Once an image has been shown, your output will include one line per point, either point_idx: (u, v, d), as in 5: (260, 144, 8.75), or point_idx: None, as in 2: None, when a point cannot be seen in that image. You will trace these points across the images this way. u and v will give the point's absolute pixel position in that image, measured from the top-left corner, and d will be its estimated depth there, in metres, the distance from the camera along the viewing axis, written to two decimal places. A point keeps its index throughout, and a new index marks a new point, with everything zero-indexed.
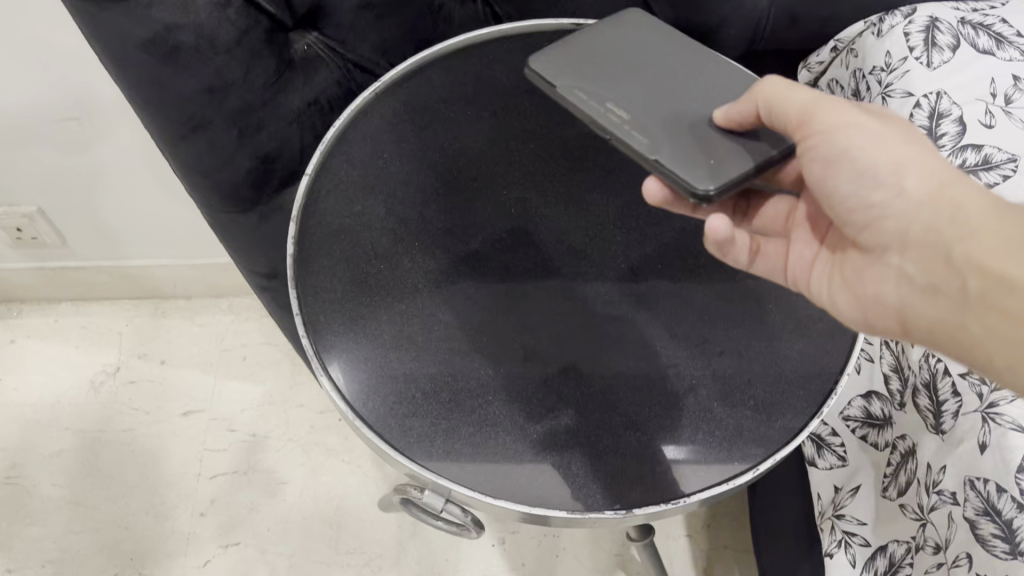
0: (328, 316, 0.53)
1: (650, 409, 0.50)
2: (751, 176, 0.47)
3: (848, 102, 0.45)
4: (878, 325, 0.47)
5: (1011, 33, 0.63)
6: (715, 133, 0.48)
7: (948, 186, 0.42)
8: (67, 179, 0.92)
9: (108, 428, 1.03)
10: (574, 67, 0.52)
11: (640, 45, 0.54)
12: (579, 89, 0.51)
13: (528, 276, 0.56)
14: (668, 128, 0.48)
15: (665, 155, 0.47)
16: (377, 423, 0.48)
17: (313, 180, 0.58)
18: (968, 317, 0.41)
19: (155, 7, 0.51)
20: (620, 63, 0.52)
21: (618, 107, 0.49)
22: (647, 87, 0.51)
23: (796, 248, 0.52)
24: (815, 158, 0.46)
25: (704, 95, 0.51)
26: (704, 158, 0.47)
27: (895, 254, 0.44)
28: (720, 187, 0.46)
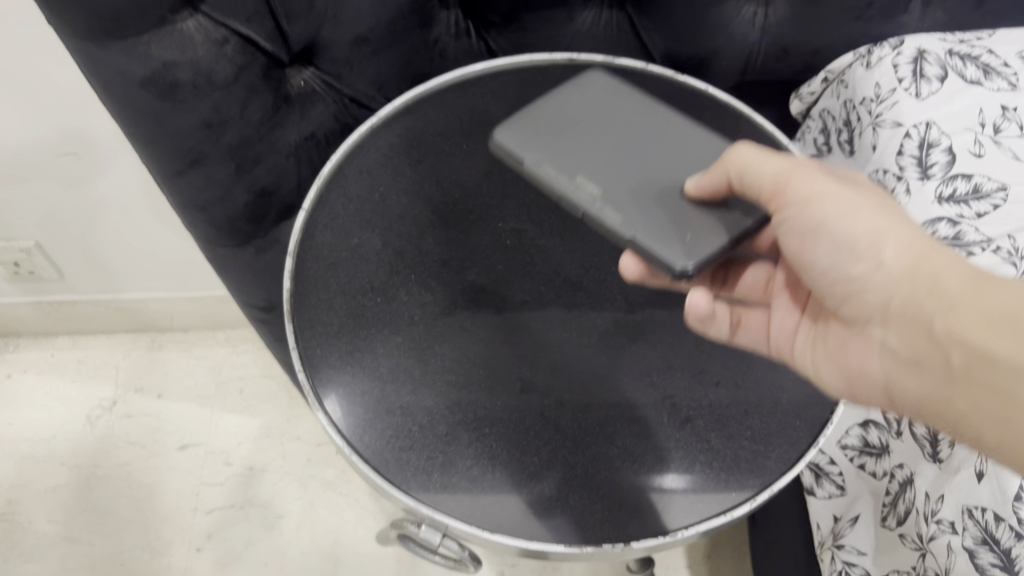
0: (325, 350, 0.53)
1: (648, 441, 0.50)
2: (727, 249, 0.48)
3: (819, 172, 0.46)
4: (864, 398, 0.46)
5: (998, 63, 0.64)
6: (686, 203, 0.50)
7: (927, 259, 0.42)
8: (65, 214, 0.93)
9: (104, 463, 1.03)
10: (537, 137, 0.53)
11: (604, 109, 0.55)
12: (545, 163, 0.52)
13: (524, 307, 0.56)
14: (638, 201, 0.50)
15: (640, 234, 0.48)
16: (374, 457, 0.48)
17: (310, 215, 0.59)
18: (952, 391, 0.40)
19: (154, 45, 0.52)
20: (586, 131, 0.53)
21: (589, 182, 0.50)
22: (614, 157, 0.52)
23: (777, 317, 0.54)
24: (792, 229, 0.47)
25: (671, 160, 0.53)
26: (679, 233, 0.48)
27: (878, 327, 0.44)
28: (698, 264, 0.47)
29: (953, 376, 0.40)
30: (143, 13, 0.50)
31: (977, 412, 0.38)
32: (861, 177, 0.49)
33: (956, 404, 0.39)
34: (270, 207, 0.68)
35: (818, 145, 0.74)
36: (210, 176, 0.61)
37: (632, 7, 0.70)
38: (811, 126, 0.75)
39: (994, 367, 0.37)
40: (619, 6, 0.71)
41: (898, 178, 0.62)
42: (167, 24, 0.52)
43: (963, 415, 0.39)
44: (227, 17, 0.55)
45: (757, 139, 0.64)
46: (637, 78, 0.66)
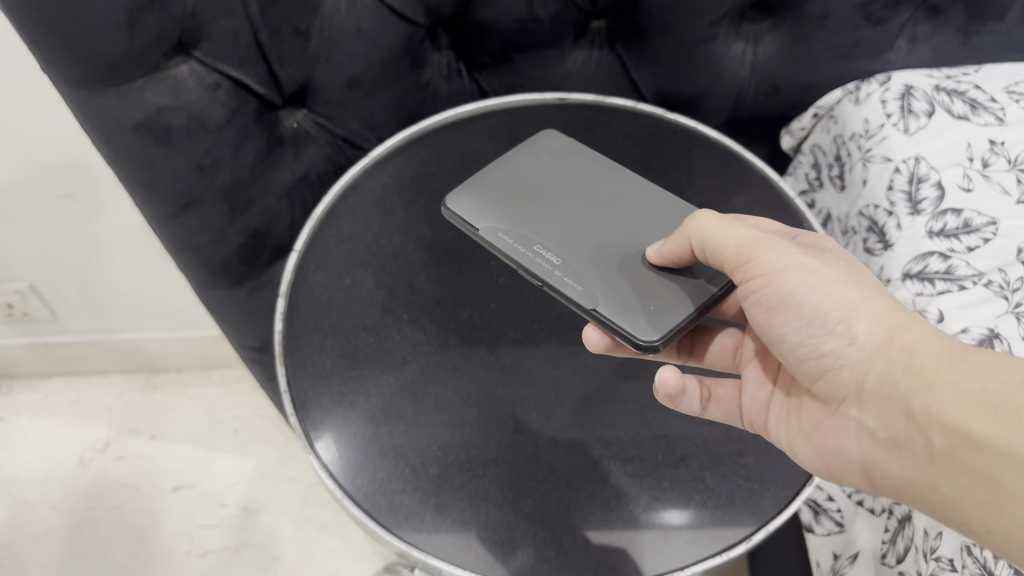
0: (317, 392, 0.52)
1: (643, 480, 0.50)
2: (693, 320, 0.48)
3: (780, 243, 0.46)
4: (843, 476, 0.46)
5: (985, 98, 0.64)
6: (650, 273, 0.50)
7: (898, 334, 0.43)
8: (61, 256, 0.93)
9: (96, 506, 1.02)
10: (497, 208, 0.54)
11: (566, 180, 0.56)
12: (502, 231, 0.53)
13: (517, 345, 0.56)
14: (599, 271, 0.50)
15: (602, 305, 0.48)
16: (366, 501, 0.48)
17: (303, 256, 0.59)
18: (937, 474, 0.40)
19: (148, 91, 0.52)
20: (548, 202, 0.54)
21: (550, 254, 0.51)
22: (576, 228, 0.52)
23: (748, 389, 0.52)
24: (759, 302, 0.47)
25: (635, 227, 0.53)
26: (642, 305, 0.48)
27: (853, 408, 0.45)
28: (663, 336, 0.47)
29: (937, 460, 0.40)
30: (136, 62, 0.50)
31: (965, 498, 0.38)
32: (824, 244, 0.49)
33: (943, 488, 0.40)
34: (263, 248, 0.68)
35: (809, 180, 0.74)
36: (203, 218, 0.61)
37: (622, 47, 0.72)
38: (802, 162, 0.76)
39: (979, 452, 0.38)
40: (609, 46, 0.73)
41: (889, 213, 0.62)
42: (160, 70, 0.53)
43: (952, 501, 0.39)
44: (220, 62, 0.56)
45: (748, 174, 0.64)
46: (627, 117, 0.67)
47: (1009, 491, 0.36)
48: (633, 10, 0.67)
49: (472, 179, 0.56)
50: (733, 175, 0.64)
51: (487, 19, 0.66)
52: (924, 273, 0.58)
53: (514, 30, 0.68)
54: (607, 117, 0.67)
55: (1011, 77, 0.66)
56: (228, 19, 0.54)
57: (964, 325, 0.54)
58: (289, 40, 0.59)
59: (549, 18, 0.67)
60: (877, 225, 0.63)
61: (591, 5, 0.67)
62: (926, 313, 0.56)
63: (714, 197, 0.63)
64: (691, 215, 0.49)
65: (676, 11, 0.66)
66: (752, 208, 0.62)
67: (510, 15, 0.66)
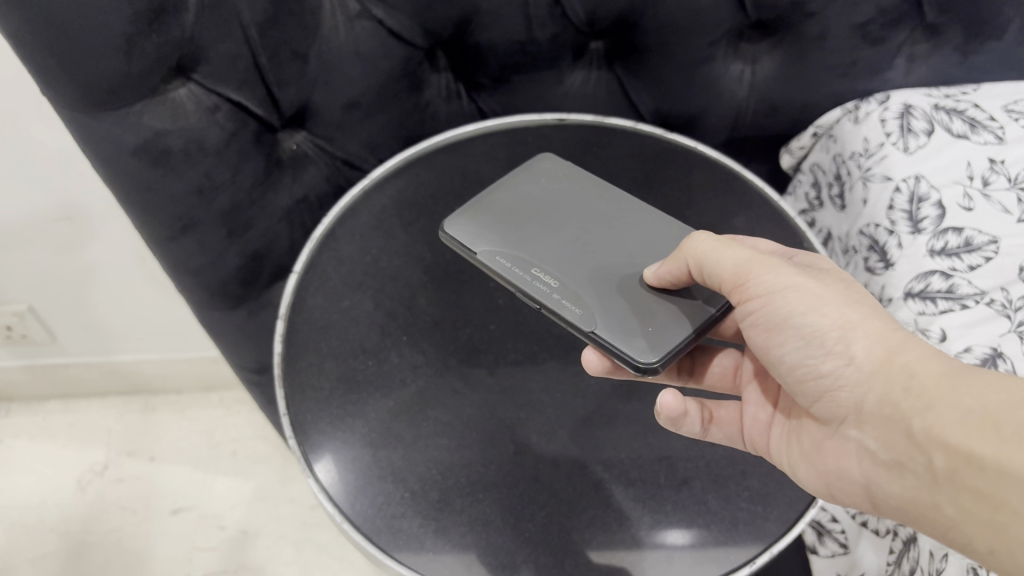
0: (315, 415, 0.52)
1: (645, 503, 0.49)
2: (692, 341, 0.48)
3: (778, 263, 0.46)
4: (843, 496, 0.46)
5: (984, 117, 0.64)
6: (648, 293, 0.50)
7: (897, 353, 0.42)
8: (59, 277, 0.93)
9: (93, 530, 1.01)
10: (495, 231, 0.54)
11: (563, 202, 0.56)
12: (499, 254, 0.53)
13: (517, 366, 0.55)
14: (597, 293, 0.50)
15: (600, 327, 0.48)
16: (365, 525, 0.47)
17: (301, 279, 0.59)
18: (939, 495, 0.40)
19: (146, 115, 0.52)
20: (546, 225, 0.54)
21: (548, 276, 0.51)
22: (573, 250, 0.52)
23: (749, 410, 0.53)
24: (757, 323, 0.47)
25: (633, 247, 0.53)
26: (641, 326, 0.48)
27: (853, 429, 0.44)
28: (662, 357, 0.46)
29: (939, 481, 0.39)
30: (135, 86, 0.50)
31: (968, 518, 0.38)
32: (823, 264, 0.49)
33: (946, 509, 0.39)
34: (262, 270, 0.68)
35: (809, 199, 0.74)
36: (201, 240, 0.61)
37: (620, 67, 0.71)
38: (802, 181, 0.76)
39: (982, 472, 0.37)
40: (608, 67, 0.73)
41: (890, 232, 0.62)
42: (159, 93, 0.53)
43: (955, 522, 0.39)
44: (218, 85, 0.56)
45: (749, 195, 0.64)
46: (627, 138, 0.67)
47: (1012, 512, 0.36)
48: (631, 31, 0.67)
49: (470, 202, 0.56)
50: (734, 196, 0.64)
51: (486, 41, 0.67)
52: (925, 292, 0.58)
53: (512, 51, 0.68)
54: (606, 137, 0.67)
55: (1009, 96, 0.66)
56: (227, 42, 0.54)
57: (966, 344, 0.54)
58: (288, 63, 0.59)
59: (548, 39, 0.67)
60: (878, 244, 0.63)
61: (588, 27, 0.67)
62: (928, 333, 0.56)
63: (714, 217, 0.63)
64: (688, 236, 0.49)
65: (674, 32, 0.66)
66: (753, 228, 0.62)
67: (508, 37, 0.66)
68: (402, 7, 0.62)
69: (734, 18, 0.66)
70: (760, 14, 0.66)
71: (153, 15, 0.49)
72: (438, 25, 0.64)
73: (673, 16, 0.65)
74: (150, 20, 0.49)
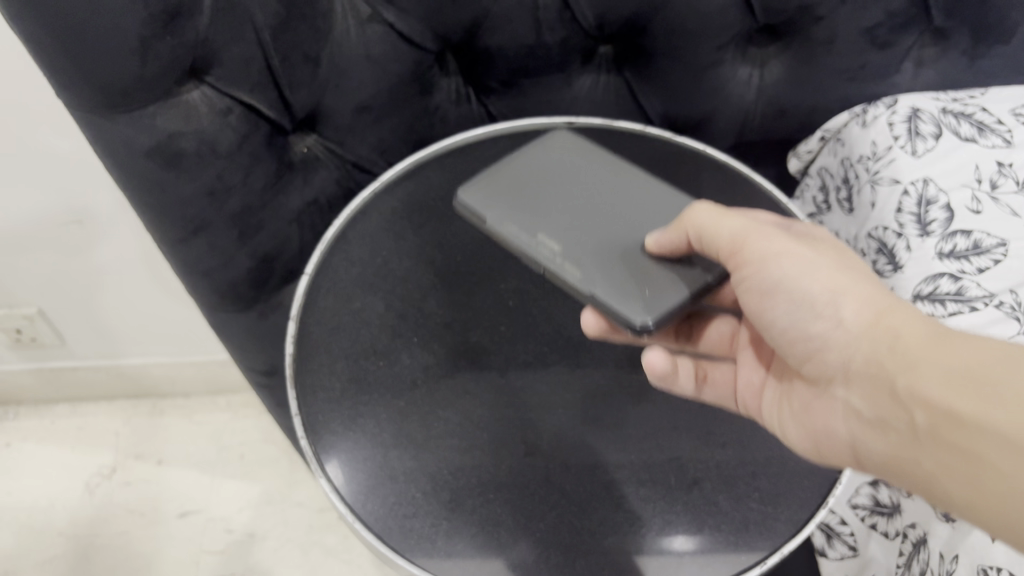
0: (327, 415, 0.52)
1: (656, 504, 0.49)
2: (689, 304, 0.49)
3: (773, 230, 0.47)
4: (832, 459, 0.46)
5: (992, 121, 0.65)
6: (650, 258, 0.50)
7: (886, 314, 0.42)
8: (67, 280, 0.93)
9: (101, 533, 1.01)
10: (504, 198, 0.54)
11: (570, 168, 0.56)
12: (507, 222, 0.53)
13: (528, 367, 0.56)
14: (599, 253, 0.50)
15: (599, 290, 0.49)
16: (376, 525, 0.48)
17: (313, 280, 0.59)
18: (920, 454, 0.39)
19: (159, 117, 0.53)
20: (551, 188, 0.54)
21: (547, 237, 0.52)
22: (581, 214, 0.53)
23: (743, 371, 0.54)
24: (751, 289, 0.48)
25: (638, 215, 0.53)
26: (639, 286, 0.48)
27: (840, 387, 0.44)
28: (658, 317, 0.47)
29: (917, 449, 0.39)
30: (148, 88, 0.51)
31: (948, 475, 0.37)
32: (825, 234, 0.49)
33: (925, 466, 0.38)
34: (272, 272, 0.68)
35: (817, 203, 0.74)
36: (212, 242, 0.61)
37: (629, 71, 0.72)
38: (810, 184, 0.76)
39: (960, 427, 0.36)
40: (616, 70, 0.73)
41: (898, 234, 0.62)
42: (172, 95, 0.53)
43: (933, 479, 0.38)
44: (231, 88, 0.56)
45: (756, 197, 0.64)
46: (634, 141, 0.68)
47: (993, 463, 0.35)
48: (640, 35, 0.68)
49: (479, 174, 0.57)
50: (740, 198, 0.64)
51: (496, 45, 0.67)
52: (934, 294, 0.58)
53: (522, 55, 0.68)
54: (614, 140, 0.67)
55: (1017, 100, 0.66)
56: (240, 45, 0.55)
57: None
58: (300, 67, 0.60)
59: (558, 43, 0.67)
60: (887, 247, 0.63)
61: (598, 30, 0.67)
62: None
63: None
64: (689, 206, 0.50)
65: (683, 36, 0.67)
66: None
67: (518, 41, 0.67)
68: (413, 11, 0.62)
69: (743, 22, 0.66)
70: (768, 18, 0.66)
71: (167, 18, 0.49)
72: (448, 29, 0.65)
73: (682, 20, 0.66)
74: (164, 22, 0.49)
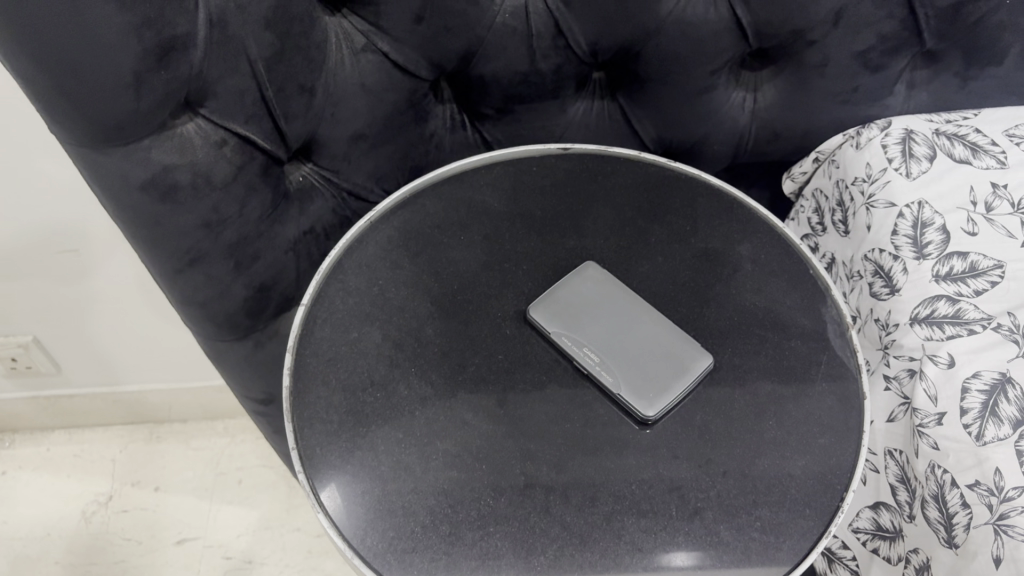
0: (324, 449, 0.52)
1: (656, 535, 0.49)
2: (692, 386, 0.55)
3: None
4: None
5: (986, 142, 0.65)
6: (661, 371, 0.55)
7: None
8: (62, 308, 0.93)
9: (99, 561, 1.01)
10: (568, 317, 0.57)
11: (627, 295, 0.59)
12: (567, 338, 0.56)
13: (527, 395, 0.55)
14: (627, 379, 0.55)
15: (619, 391, 0.54)
16: (376, 560, 0.48)
17: (308, 312, 0.58)
18: None
19: (154, 150, 0.53)
20: (605, 315, 0.58)
21: (593, 352, 0.56)
22: (618, 348, 0.56)
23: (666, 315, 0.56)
24: None
25: (662, 342, 0.56)
26: (647, 388, 0.54)
27: None
28: (658, 411, 0.54)
29: None
30: (142, 122, 0.51)
31: None
32: None
33: None
34: (269, 302, 0.68)
35: (811, 225, 0.73)
36: (208, 273, 0.61)
37: (623, 96, 0.72)
38: (804, 206, 0.75)
39: None
40: (610, 96, 0.73)
41: (895, 257, 0.62)
42: (167, 128, 0.53)
43: None
44: (226, 120, 0.56)
45: (752, 221, 0.64)
46: (629, 166, 0.67)
47: None
48: (633, 61, 0.68)
49: (546, 291, 0.59)
50: (737, 223, 0.64)
51: (491, 72, 0.67)
52: (932, 317, 0.58)
53: (516, 82, 0.68)
54: (609, 165, 0.67)
55: (1010, 120, 0.67)
56: (235, 77, 0.54)
57: (975, 369, 0.55)
58: (295, 97, 0.59)
59: (552, 70, 0.68)
60: (883, 269, 0.63)
61: (592, 57, 0.68)
62: (937, 358, 0.57)
63: (719, 244, 0.63)
64: None
65: (676, 61, 0.67)
66: (758, 256, 0.62)
67: (513, 68, 0.67)
68: (408, 40, 0.63)
69: (736, 47, 0.67)
70: (761, 42, 0.67)
71: (162, 52, 0.49)
72: (443, 57, 0.65)
73: (676, 46, 0.66)
74: (158, 57, 0.49)
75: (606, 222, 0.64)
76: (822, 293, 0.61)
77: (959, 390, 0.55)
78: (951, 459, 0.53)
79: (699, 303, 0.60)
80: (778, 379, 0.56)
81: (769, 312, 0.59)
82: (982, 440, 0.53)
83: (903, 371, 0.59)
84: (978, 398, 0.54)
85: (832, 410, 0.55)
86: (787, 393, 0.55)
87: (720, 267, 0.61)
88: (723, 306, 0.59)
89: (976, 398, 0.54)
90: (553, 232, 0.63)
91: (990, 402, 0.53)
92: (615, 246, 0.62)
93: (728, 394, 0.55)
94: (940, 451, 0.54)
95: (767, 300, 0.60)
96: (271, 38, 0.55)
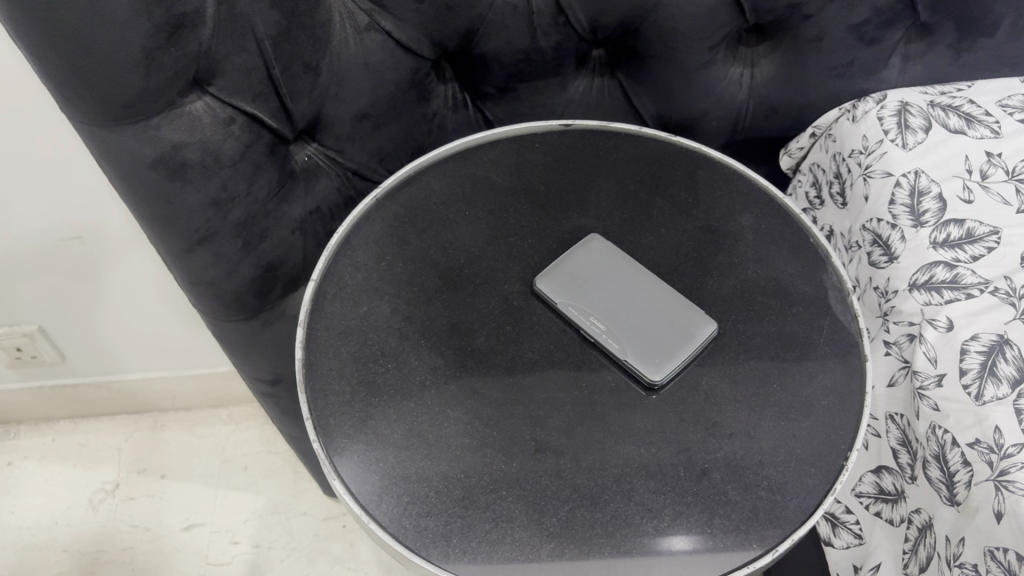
0: (339, 419, 0.53)
1: (665, 496, 0.50)
2: (697, 351, 0.56)
3: None
4: None
5: (980, 113, 0.67)
6: (668, 335, 0.56)
7: None
8: (69, 299, 0.94)
9: (107, 549, 1.01)
10: (574, 286, 0.58)
11: (633, 266, 0.60)
12: (573, 306, 0.57)
13: (534, 367, 0.55)
14: (634, 345, 0.56)
15: (627, 355, 0.55)
16: (391, 524, 0.49)
17: (318, 286, 0.59)
18: None
19: (163, 128, 0.54)
20: (611, 284, 0.59)
21: (600, 321, 0.57)
22: (624, 316, 0.57)
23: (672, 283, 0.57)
24: None
25: (668, 308, 0.57)
26: (654, 353, 0.55)
27: None
28: (666, 376, 0.54)
29: None
30: (152, 100, 0.52)
31: None
32: None
33: None
34: (276, 281, 0.68)
35: (810, 199, 0.74)
36: (217, 251, 0.62)
37: (622, 74, 0.73)
38: (802, 181, 0.76)
39: None
40: (610, 74, 0.74)
41: (892, 225, 0.63)
42: (175, 107, 0.54)
43: None
44: (234, 98, 0.56)
45: (752, 193, 0.65)
46: (630, 141, 0.68)
47: None
48: (632, 38, 0.69)
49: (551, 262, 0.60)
50: (737, 195, 0.65)
51: (492, 50, 0.68)
52: (930, 283, 0.59)
53: (518, 60, 0.69)
54: (610, 141, 0.67)
55: (1003, 91, 0.68)
56: (242, 56, 0.55)
57: (972, 332, 0.56)
58: (301, 76, 0.60)
59: (552, 47, 0.68)
60: (881, 238, 0.64)
61: (591, 34, 0.69)
62: (936, 322, 0.58)
63: (720, 217, 0.64)
64: None
65: (675, 38, 0.68)
66: (759, 226, 0.63)
67: (514, 46, 0.68)
68: (410, 19, 0.63)
69: (734, 22, 0.68)
70: (758, 17, 0.68)
71: (170, 29, 0.50)
72: (445, 35, 0.66)
73: (675, 22, 0.67)
74: (168, 34, 0.50)
75: (608, 196, 0.65)
76: (822, 261, 0.62)
77: (958, 352, 0.56)
78: (951, 420, 0.55)
79: (702, 273, 0.61)
80: (781, 345, 0.57)
81: (770, 281, 0.60)
82: (981, 399, 0.54)
83: (903, 336, 0.60)
84: (977, 358, 0.55)
85: (835, 374, 0.56)
86: (790, 358, 0.56)
87: (722, 239, 0.62)
88: (724, 275, 0.61)
89: (975, 359, 0.55)
90: (557, 206, 0.64)
91: (989, 362, 0.55)
92: (619, 219, 0.63)
93: (732, 359, 0.56)
94: (940, 411, 0.55)
95: (768, 269, 0.61)
96: (277, 16, 0.55)
